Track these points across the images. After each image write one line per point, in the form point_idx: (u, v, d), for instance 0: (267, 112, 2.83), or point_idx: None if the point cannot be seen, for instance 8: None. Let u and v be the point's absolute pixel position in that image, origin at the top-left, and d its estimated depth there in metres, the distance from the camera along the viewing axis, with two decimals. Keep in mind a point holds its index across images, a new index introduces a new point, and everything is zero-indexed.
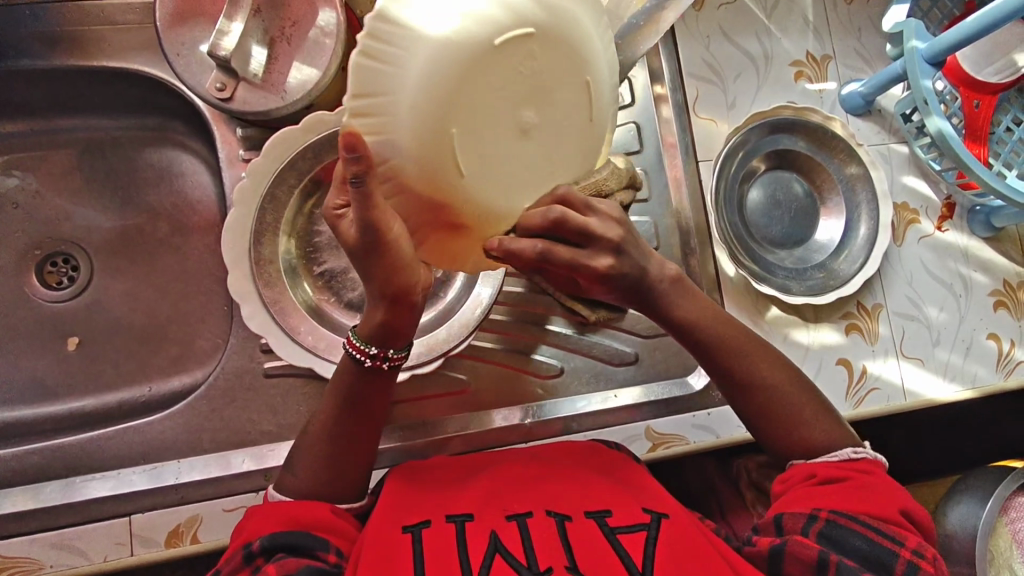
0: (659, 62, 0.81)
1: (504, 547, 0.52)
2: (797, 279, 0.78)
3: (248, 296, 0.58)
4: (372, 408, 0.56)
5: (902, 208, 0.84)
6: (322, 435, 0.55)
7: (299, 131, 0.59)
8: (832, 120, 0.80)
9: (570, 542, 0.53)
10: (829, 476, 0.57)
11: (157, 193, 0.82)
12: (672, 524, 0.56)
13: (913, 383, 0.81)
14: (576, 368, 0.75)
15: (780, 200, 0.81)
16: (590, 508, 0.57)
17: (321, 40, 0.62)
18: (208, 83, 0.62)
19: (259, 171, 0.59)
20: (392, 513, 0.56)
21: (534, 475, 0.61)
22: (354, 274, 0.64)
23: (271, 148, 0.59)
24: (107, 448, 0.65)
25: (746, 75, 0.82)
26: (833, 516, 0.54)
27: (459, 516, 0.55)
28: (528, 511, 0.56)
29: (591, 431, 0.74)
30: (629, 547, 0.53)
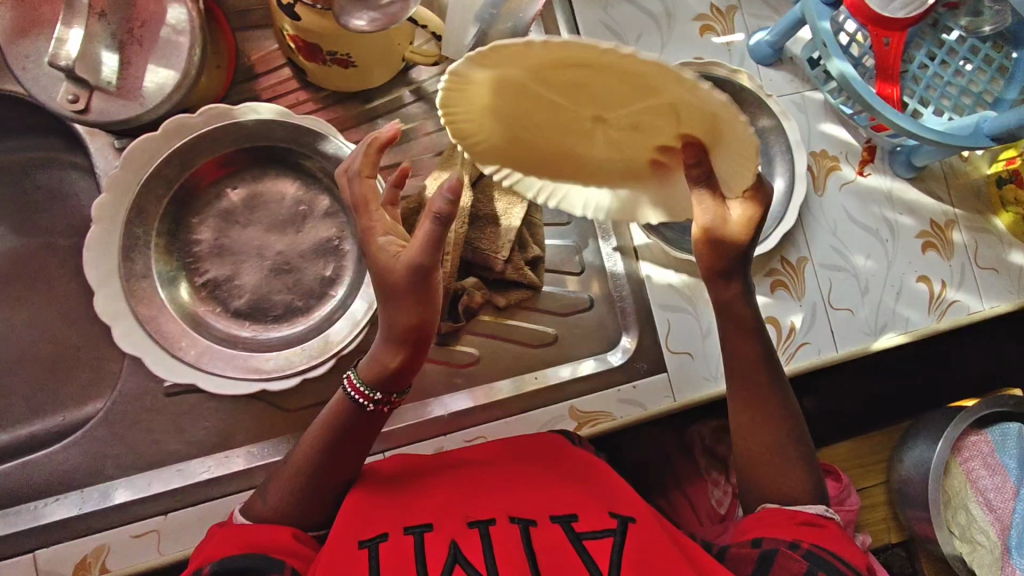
0: (557, 29, 0.78)
1: (464, 558, 0.50)
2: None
3: (121, 318, 0.55)
4: (356, 438, 0.56)
5: (821, 156, 0.81)
6: (305, 467, 0.55)
7: (158, 138, 0.56)
8: (738, 72, 0.76)
9: (534, 549, 0.52)
10: (807, 518, 0.57)
11: (54, 214, 0.80)
12: (638, 529, 0.55)
13: (843, 335, 0.79)
14: (494, 354, 0.73)
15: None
16: (556, 514, 0.56)
17: (174, 39, 0.59)
18: (60, 96, 0.58)
19: (119, 185, 0.55)
20: (354, 520, 0.54)
21: (500, 485, 0.59)
22: (239, 282, 0.61)
23: (130, 156, 0.55)
24: (11, 483, 0.65)
25: (648, 34, 0.79)
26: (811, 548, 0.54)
27: (418, 526, 0.53)
28: (490, 518, 0.54)
29: (512, 417, 0.72)
30: (595, 554, 0.51)
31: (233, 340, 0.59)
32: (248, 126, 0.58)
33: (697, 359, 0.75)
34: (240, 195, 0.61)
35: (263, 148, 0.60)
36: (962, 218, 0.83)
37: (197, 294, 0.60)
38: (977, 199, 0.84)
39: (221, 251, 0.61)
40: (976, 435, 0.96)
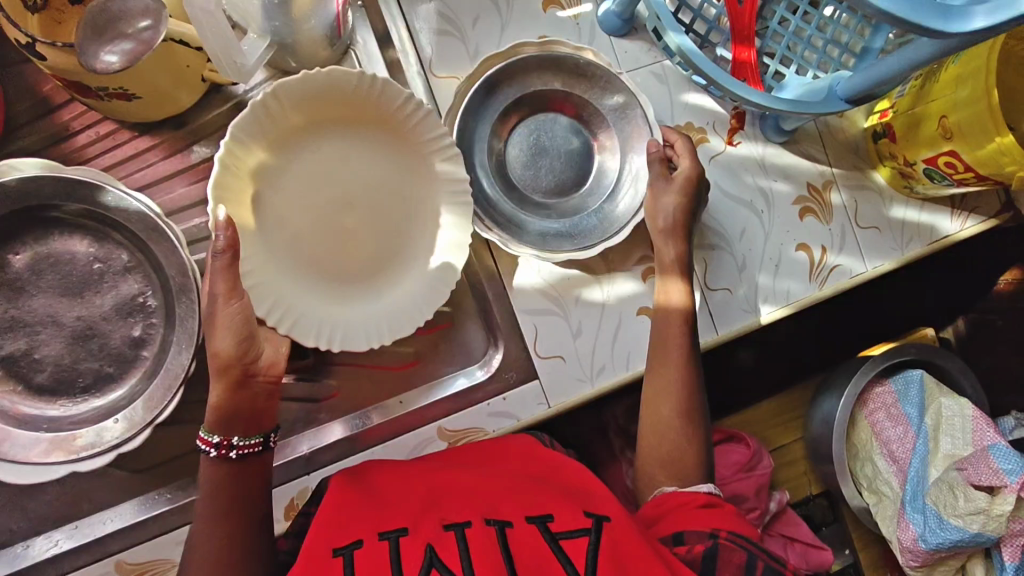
0: (385, 24, 0.72)
1: (441, 560, 0.47)
2: (570, 230, 0.72)
3: None
4: (249, 493, 0.53)
5: (687, 130, 0.77)
6: (216, 541, 0.51)
7: None
8: (581, 49, 0.71)
9: (511, 549, 0.48)
10: (706, 502, 0.60)
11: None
12: (613, 527, 0.52)
13: (724, 315, 0.77)
14: (354, 383, 0.71)
15: (548, 148, 0.75)
16: (530, 513, 0.53)
17: None
18: None
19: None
20: (322, 540, 0.51)
21: (475, 486, 0.57)
22: (38, 355, 0.56)
23: None
24: None
25: (485, 17, 0.73)
26: (732, 535, 0.56)
27: (393, 531, 0.50)
28: (466, 521, 0.51)
29: (379, 447, 0.69)
30: (571, 553, 0.49)
31: (37, 420, 0.55)
32: (11, 187, 0.53)
33: (569, 361, 0.72)
34: (23, 261, 0.56)
35: (37, 206, 0.55)
36: (840, 177, 0.80)
37: None
38: (855, 156, 0.81)
39: (12, 324, 0.56)
40: (880, 387, 0.95)
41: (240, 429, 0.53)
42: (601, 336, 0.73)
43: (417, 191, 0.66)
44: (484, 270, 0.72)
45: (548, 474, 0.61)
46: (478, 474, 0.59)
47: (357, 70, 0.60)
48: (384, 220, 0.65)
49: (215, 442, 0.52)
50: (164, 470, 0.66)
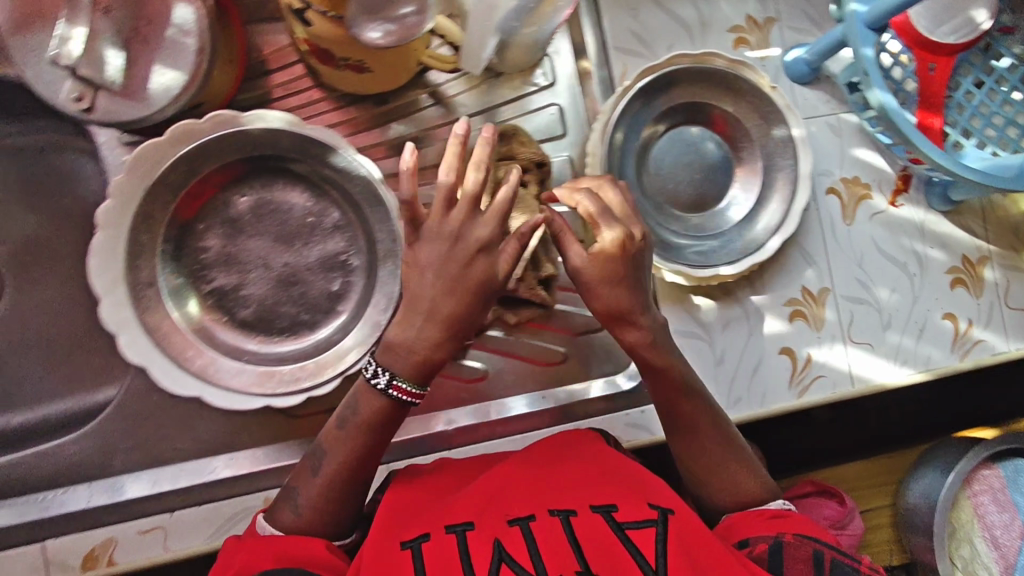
0: (582, 37, 0.74)
1: (510, 556, 0.48)
2: (712, 247, 0.71)
3: (128, 326, 0.55)
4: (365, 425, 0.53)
5: (852, 183, 0.78)
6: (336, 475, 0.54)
7: (162, 144, 0.55)
8: (737, 64, 0.70)
9: (579, 543, 0.49)
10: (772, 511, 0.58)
11: (66, 196, 0.73)
12: (679, 520, 0.53)
13: (862, 369, 0.77)
14: (501, 369, 0.73)
15: (692, 159, 0.73)
16: (594, 502, 0.53)
17: (180, 40, 0.55)
18: (65, 93, 0.56)
19: (123, 190, 0.54)
20: (392, 532, 0.53)
21: (537, 477, 0.56)
22: (245, 292, 0.60)
23: (133, 164, 0.54)
24: (19, 474, 0.65)
25: (678, 45, 0.75)
26: (795, 535, 0.55)
27: (459, 525, 0.51)
28: (530, 514, 0.52)
29: (517, 436, 0.72)
30: (641, 547, 0.49)
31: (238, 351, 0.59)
32: (257, 135, 0.57)
33: (708, 387, 0.75)
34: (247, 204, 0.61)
35: (269, 156, 0.59)
36: (995, 254, 0.80)
37: (203, 304, 0.59)
38: (1014, 236, 0.81)
39: (227, 260, 0.60)
40: (987, 470, 0.94)
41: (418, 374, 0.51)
42: (741, 368, 0.75)
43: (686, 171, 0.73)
44: None
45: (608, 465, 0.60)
46: (540, 458, 0.59)
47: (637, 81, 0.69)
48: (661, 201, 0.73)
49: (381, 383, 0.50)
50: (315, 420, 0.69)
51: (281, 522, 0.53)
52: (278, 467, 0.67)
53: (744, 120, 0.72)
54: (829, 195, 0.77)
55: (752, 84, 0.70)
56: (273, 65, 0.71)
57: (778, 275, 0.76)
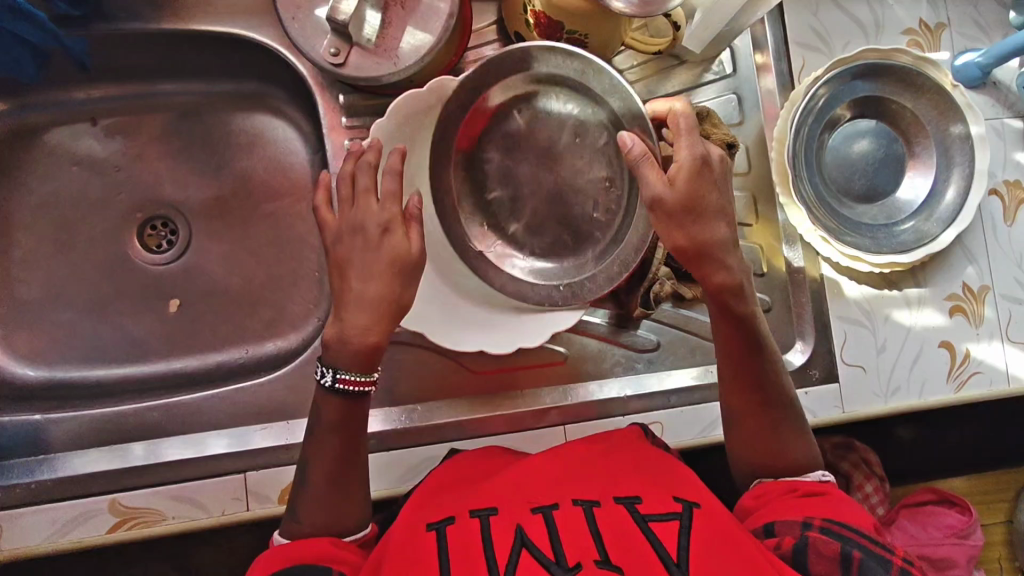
0: (763, 31, 0.78)
1: (531, 541, 0.49)
2: (885, 237, 0.75)
3: None
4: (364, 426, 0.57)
5: (1014, 186, 0.79)
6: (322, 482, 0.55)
7: (421, 95, 0.63)
8: (922, 61, 0.74)
9: (599, 531, 0.50)
10: (810, 489, 0.57)
11: (271, 159, 0.83)
12: (704, 513, 0.53)
13: (1020, 369, 0.78)
14: (672, 343, 0.75)
15: (871, 154, 0.76)
16: (620, 494, 0.54)
17: (435, 5, 0.62)
18: (323, 49, 0.62)
19: (382, 134, 0.62)
20: (417, 518, 0.54)
21: (561, 473, 0.58)
22: (520, 206, 0.70)
23: (394, 112, 0.62)
24: (219, 407, 0.70)
25: (854, 43, 0.78)
26: (825, 524, 0.53)
27: (483, 511, 0.53)
28: (554, 502, 0.53)
29: (686, 407, 0.73)
30: (663, 538, 0.50)
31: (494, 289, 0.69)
32: None
33: (870, 373, 0.76)
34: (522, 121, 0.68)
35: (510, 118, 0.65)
36: None
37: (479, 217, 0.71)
38: None
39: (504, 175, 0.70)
40: None
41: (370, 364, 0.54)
42: (903, 358, 0.76)
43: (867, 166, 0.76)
44: (811, 269, 0.76)
45: (667, 466, 0.60)
46: (560, 457, 0.61)
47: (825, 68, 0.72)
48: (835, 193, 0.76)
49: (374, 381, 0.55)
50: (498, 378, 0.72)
51: (289, 531, 0.54)
52: (464, 419, 0.71)
53: (920, 115, 0.75)
54: (991, 196, 0.79)
55: (935, 81, 0.74)
56: (472, 42, 0.73)
57: (941, 270, 0.78)
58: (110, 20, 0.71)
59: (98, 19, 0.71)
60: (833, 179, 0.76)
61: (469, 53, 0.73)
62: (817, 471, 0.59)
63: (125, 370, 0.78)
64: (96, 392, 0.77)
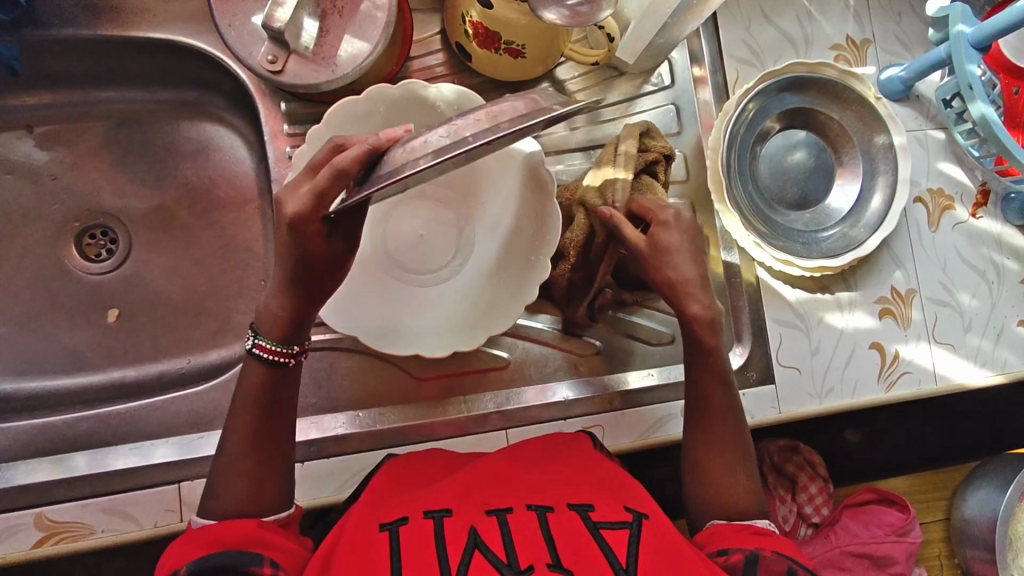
0: (698, 44, 0.81)
1: (484, 543, 0.50)
2: (814, 242, 0.78)
3: None
4: (292, 406, 0.57)
5: (937, 194, 0.83)
6: (245, 457, 0.54)
7: (359, 102, 0.62)
8: (848, 75, 0.77)
9: (552, 536, 0.51)
10: (762, 529, 0.58)
11: (215, 167, 0.82)
12: (653, 524, 0.54)
13: (946, 369, 0.81)
14: (613, 347, 0.76)
15: (806, 167, 0.79)
16: (573, 502, 0.55)
17: (373, 13, 0.63)
18: (260, 56, 0.62)
19: (316, 138, 0.61)
20: (368, 515, 0.54)
21: (517, 475, 0.59)
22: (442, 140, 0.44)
23: (330, 117, 0.62)
24: (154, 415, 0.69)
25: (785, 56, 0.81)
26: (776, 552, 0.54)
27: (437, 511, 0.53)
28: (508, 506, 0.54)
29: (627, 410, 0.75)
30: (613, 543, 0.51)
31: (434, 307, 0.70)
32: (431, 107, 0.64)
33: (805, 374, 0.78)
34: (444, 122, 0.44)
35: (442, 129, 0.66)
36: None
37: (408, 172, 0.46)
38: None
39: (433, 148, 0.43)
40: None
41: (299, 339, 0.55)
42: (836, 359, 0.79)
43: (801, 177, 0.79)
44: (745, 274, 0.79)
45: (618, 475, 0.61)
46: (518, 461, 0.61)
47: (757, 79, 0.75)
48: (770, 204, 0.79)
49: (292, 352, 0.55)
50: (440, 385, 0.73)
51: (209, 510, 0.53)
52: (406, 425, 0.71)
53: (847, 126, 0.79)
54: (916, 203, 0.83)
55: (860, 94, 0.77)
56: (414, 53, 0.74)
57: (871, 275, 0.81)
58: (44, 26, 0.70)
59: (30, 24, 0.70)
60: (769, 190, 0.79)
61: (410, 62, 0.74)
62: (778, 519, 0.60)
63: (60, 382, 0.76)
64: (29, 405, 0.74)
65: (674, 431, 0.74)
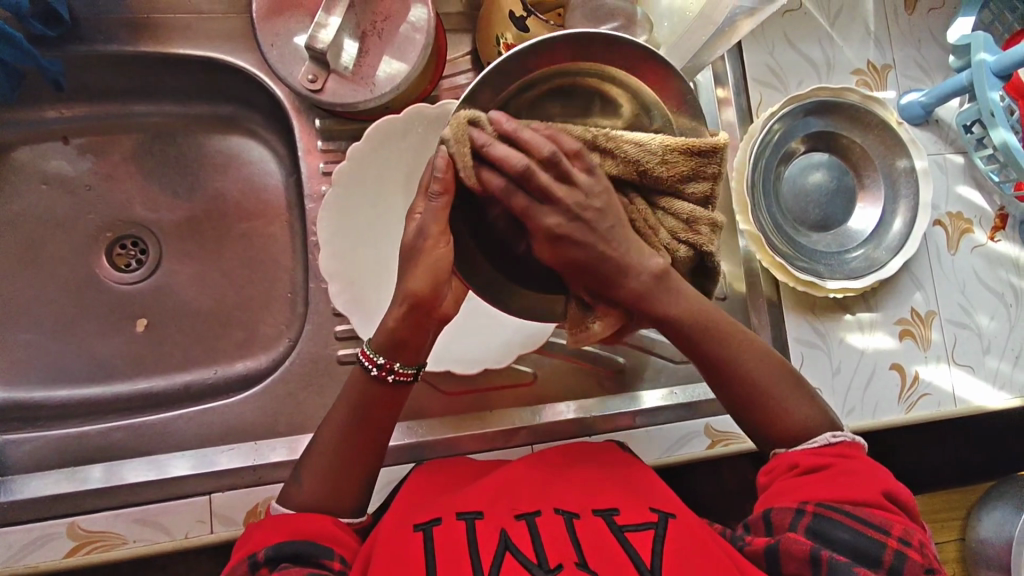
0: (723, 67, 0.82)
1: (515, 545, 0.51)
2: (837, 263, 0.79)
3: (337, 276, 0.65)
4: (384, 419, 0.57)
5: (956, 218, 0.85)
6: (331, 457, 0.56)
7: (400, 121, 0.65)
8: (870, 100, 0.79)
9: (579, 539, 0.52)
10: (810, 465, 0.56)
11: (244, 180, 0.83)
12: (679, 523, 0.55)
13: (965, 390, 0.82)
14: (637, 364, 0.77)
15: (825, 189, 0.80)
16: (597, 507, 0.56)
17: (412, 35, 0.64)
18: (300, 75, 0.63)
19: (359, 156, 0.65)
20: (403, 519, 0.55)
21: (544, 481, 0.59)
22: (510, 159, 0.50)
23: (372, 134, 0.64)
24: (186, 427, 0.69)
25: (808, 80, 0.83)
26: (818, 509, 0.53)
27: (469, 513, 0.54)
28: (536, 510, 0.55)
29: (650, 426, 0.76)
30: (638, 546, 0.52)
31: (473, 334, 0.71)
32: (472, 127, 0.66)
33: (826, 394, 0.79)
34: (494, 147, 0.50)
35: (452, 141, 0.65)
36: None
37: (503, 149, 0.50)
38: None
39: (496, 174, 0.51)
40: None
41: (402, 357, 0.55)
42: (857, 379, 0.80)
43: (826, 199, 0.80)
44: (767, 294, 0.80)
45: (642, 478, 0.61)
46: (547, 464, 0.62)
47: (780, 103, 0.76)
48: (792, 222, 0.80)
49: (377, 363, 0.55)
50: (465, 399, 0.74)
51: (287, 499, 0.55)
52: (432, 439, 0.72)
53: (870, 150, 0.80)
54: (936, 226, 0.84)
55: (881, 118, 0.79)
56: (447, 72, 0.74)
57: (891, 296, 0.82)
58: (87, 42, 0.72)
59: (74, 39, 0.71)
60: (794, 209, 0.80)
61: (443, 81, 0.74)
62: (842, 432, 0.59)
63: (90, 391, 0.77)
64: (59, 414, 0.75)
65: (698, 449, 0.75)
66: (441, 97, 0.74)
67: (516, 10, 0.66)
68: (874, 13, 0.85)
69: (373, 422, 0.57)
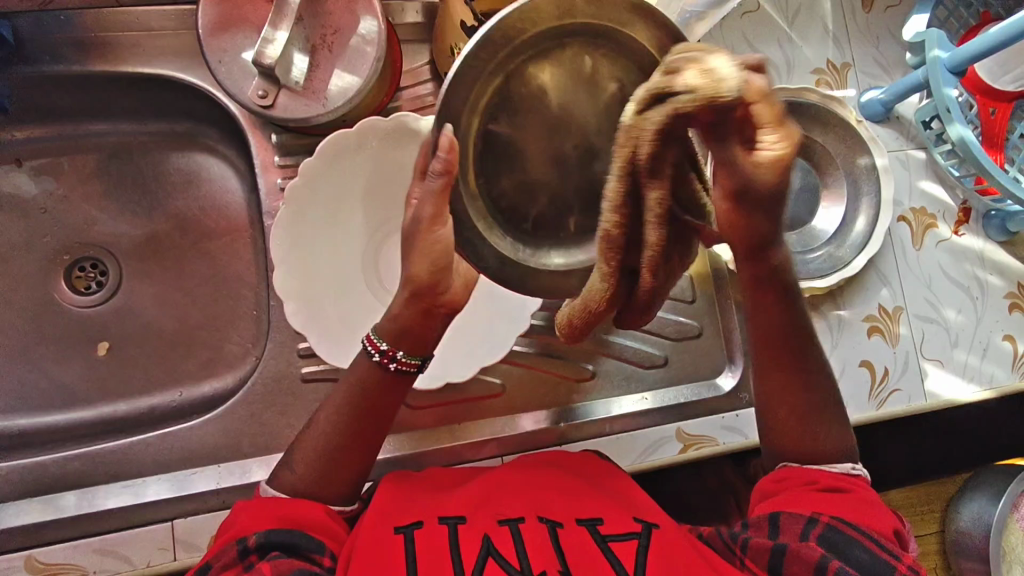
0: None
1: (497, 551, 0.50)
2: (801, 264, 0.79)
3: (290, 293, 0.64)
4: (387, 411, 0.56)
5: (919, 213, 0.85)
6: (326, 448, 0.55)
7: (355, 136, 0.64)
8: (829, 100, 0.79)
9: (561, 549, 0.52)
10: (830, 484, 0.56)
11: (203, 198, 0.82)
12: (663, 535, 0.55)
13: (935, 384, 0.82)
14: (608, 370, 0.77)
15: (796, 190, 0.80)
16: (581, 516, 0.55)
17: (362, 48, 0.64)
18: (250, 91, 0.63)
19: (311, 171, 0.64)
20: (383, 514, 0.54)
21: (528, 484, 0.59)
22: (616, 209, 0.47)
23: (326, 149, 0.63)
24: (147, 453, 0.68)
25: (768, 81, 0.83)
26: (834, 522, 0.52)
27: (452, 518, 0.53)
28: (520, 516, 0.54)
29: (621, 433, 0.75)
30: (623, 558, 0.52)
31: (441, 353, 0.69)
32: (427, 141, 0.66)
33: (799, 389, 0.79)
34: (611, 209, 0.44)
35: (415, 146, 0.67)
36: None
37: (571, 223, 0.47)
38: None
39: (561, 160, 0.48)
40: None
41: (407, 346, 0.54)
42: None
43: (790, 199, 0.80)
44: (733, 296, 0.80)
45: (622, 490, 0.61)
46: (566, 473, 0.62)
47: None
48: None
49: (381, 351, 0.54)
50: (435, 413, 0.73)
51: (280, 481, 0.54)
52: (400, 455, 0.71)
53: (830, 150, 0.80)
54: (900, 222, 0.84)
55: (842, 118, 0.79)
56: (405, 84, 0.73)
57: (857, 294, 0.82)
58: (34, 63, 0.71)
59: (20, 61, 0.70)
60: None
61: (402, 93, 0.73)
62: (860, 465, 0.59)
63: (50, 418, 0.75)
64: (18, 443, 0.73)
65: (669, 454, 0.74)
66: (399, 108, 0.73)
67: (465, 21, 0.64)
68: (832, 12, 0.86)
69: (366, 413, 0.55)
